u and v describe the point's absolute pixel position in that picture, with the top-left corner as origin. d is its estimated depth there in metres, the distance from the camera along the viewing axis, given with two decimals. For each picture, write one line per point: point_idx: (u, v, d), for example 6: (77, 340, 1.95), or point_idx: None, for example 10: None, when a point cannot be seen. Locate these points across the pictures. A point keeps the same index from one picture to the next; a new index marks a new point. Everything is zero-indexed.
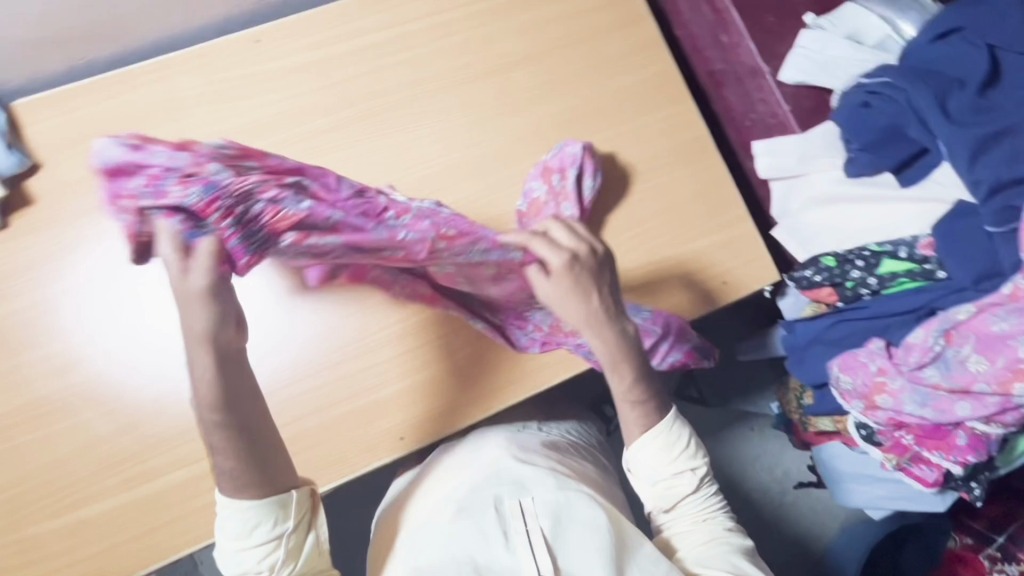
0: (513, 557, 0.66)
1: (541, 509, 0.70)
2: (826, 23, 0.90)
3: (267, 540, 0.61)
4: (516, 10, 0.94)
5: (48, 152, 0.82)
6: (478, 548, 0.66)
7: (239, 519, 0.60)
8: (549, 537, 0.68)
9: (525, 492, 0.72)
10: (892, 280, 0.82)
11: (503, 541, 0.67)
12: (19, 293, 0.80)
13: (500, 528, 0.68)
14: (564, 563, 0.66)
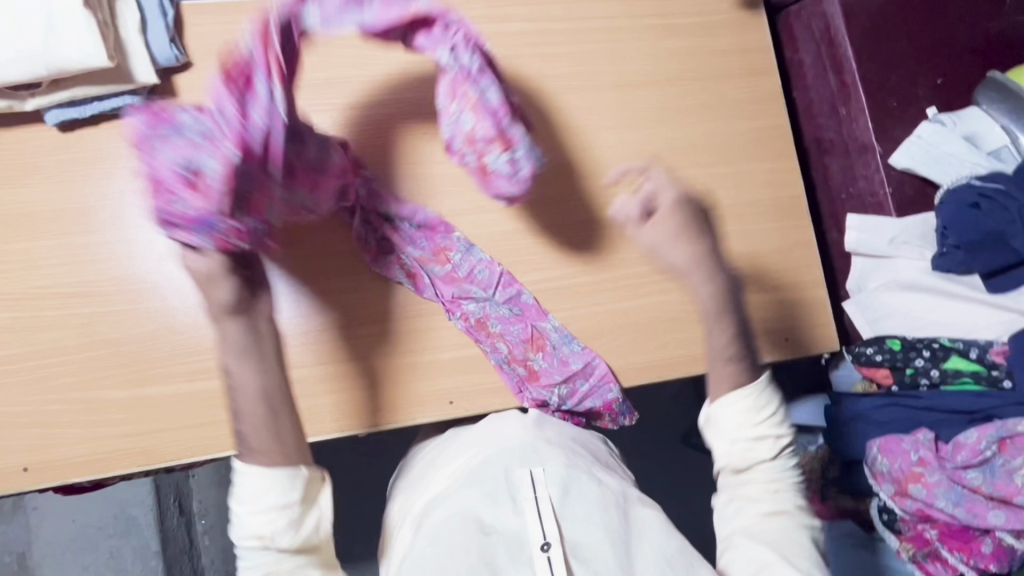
0: (521, 520, 0.69)
1: (550, 478, 0.72)
2: (948, 120, 0.93)
3: (277, 506, 0.64)
4: (655, 35, 0.98)
5: (201, 53, 0.88)
6: (484, 508, 0.70)
7: (258, 483, 0.64)
8: (557, 508, 0.70)
9: (538, 461, 0.74)
10: (954, 377, 0.85)
11: (511, 506, 0.70)
12: (141, 174, 0.85)
13: (509, 494, 0.71)
14: (569, 535, 0.68)
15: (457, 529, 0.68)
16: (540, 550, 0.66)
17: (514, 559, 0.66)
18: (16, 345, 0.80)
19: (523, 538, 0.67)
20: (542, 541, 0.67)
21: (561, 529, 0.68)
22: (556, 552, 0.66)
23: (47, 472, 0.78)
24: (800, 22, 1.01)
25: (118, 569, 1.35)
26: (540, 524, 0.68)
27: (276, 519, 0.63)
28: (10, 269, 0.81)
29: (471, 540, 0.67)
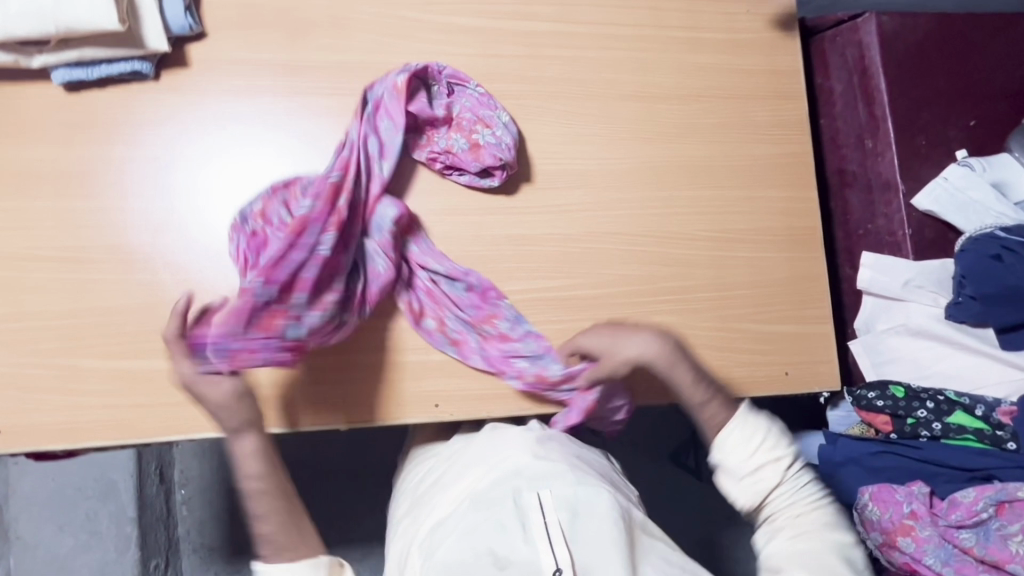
0: (534, 551, 0.66)
1: (559, 502, 0.69)
2: (978, 165, 0.90)
3: None
4: (683, 48, 0.95)
5: (218, 25, 0.86)
6: (499, 539, 0.67)
7: (296, 572, 0.69)
8: (567, 531, 0.67)
9: (545, 483, 0.71)
10: (956, 432, 0.83)
11: (521, 533, 0.66)
12: (143, 143, 0.83)
13: (518, 520, 0.67)
14: (581, 561, 0.66)
15: (471, 562, 0.65)
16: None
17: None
18: (1, 304, 0.79)
19: (537, 571, 0.64)
20: (554, 571, 0.64)
21: (572, 556, 0.66)
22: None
23: (20, 437, 0.77)
24: (834, 48, 0.98)
25: (93, 532, 1.34)
26: (552, 552, 0.65)
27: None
28: (2, 226, 0.80)
29: (485, 573, 0.64)
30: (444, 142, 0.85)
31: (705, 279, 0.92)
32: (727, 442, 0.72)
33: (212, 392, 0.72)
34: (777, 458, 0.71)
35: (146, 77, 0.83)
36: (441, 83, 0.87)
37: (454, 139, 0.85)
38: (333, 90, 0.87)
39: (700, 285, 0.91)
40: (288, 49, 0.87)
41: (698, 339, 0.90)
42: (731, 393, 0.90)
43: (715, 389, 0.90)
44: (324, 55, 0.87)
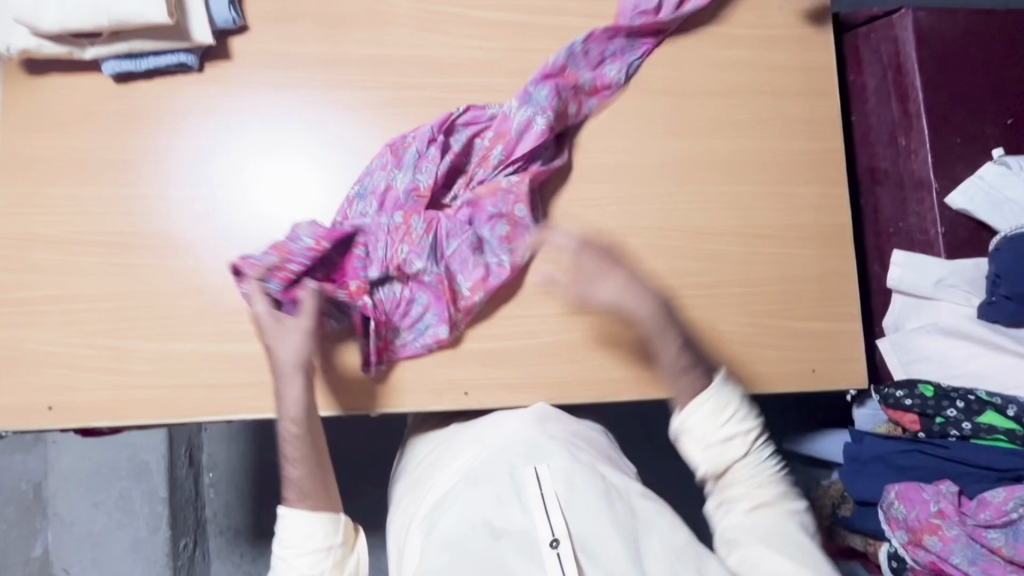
0: (528, 519, 0.68)
1: (555, 475, 0.71)
2: (1015, 164, 0.89)
3: (319, 548, 0.73)
4: (714, 44, 0.96)
5: (260, 20, 0.88)
6: (494, 511, 0.69)
7: (310, 524, 0.74)
8: (562, 501, 0.70)
9: (540, 457, 0.74)
10: (987, 431, 0.81)
11: (516, 504, 0.69)
12: (186, 133, 0.86)
13: (514, 491, 0.70)
14: (575, 529, 0.68)
15: (467, 532, 0.67)
16: (550, 547, 0.66)
17: (527, 561, 0.65)
18: (52, 287, 0.82)
19: (532, 538, 0.67)
20: (550, 539, 0.67)
21: (568, 526, 0.68)
22: (565, 550, 0.66)
23: (68, 414, 0.81)
24: (868, 44, 0.97)
25: (126, 511, 1.39)
26: (547, 522, 0.67)
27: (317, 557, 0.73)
28: (54, 212, 0.83)
29: (482, 543, 0.66)
30: (482, 163, 0.88)
31: (732, 274, 0.92)
32: (687, 438, 0.79)
33: (285, 346, 0.75)
34: (749, 433, 0.78)
35: (190, 69, 0.86)
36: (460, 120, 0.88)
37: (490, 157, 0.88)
38: (370, 83, 0.89)
39: (728, 281, 0.92)
40: (327, 43, 0.89)
41: (724, 333, 0.91)
42: (757, 389, 0.91)
43: (741, 384, 0.91)
44: (360, 48, 0.89)
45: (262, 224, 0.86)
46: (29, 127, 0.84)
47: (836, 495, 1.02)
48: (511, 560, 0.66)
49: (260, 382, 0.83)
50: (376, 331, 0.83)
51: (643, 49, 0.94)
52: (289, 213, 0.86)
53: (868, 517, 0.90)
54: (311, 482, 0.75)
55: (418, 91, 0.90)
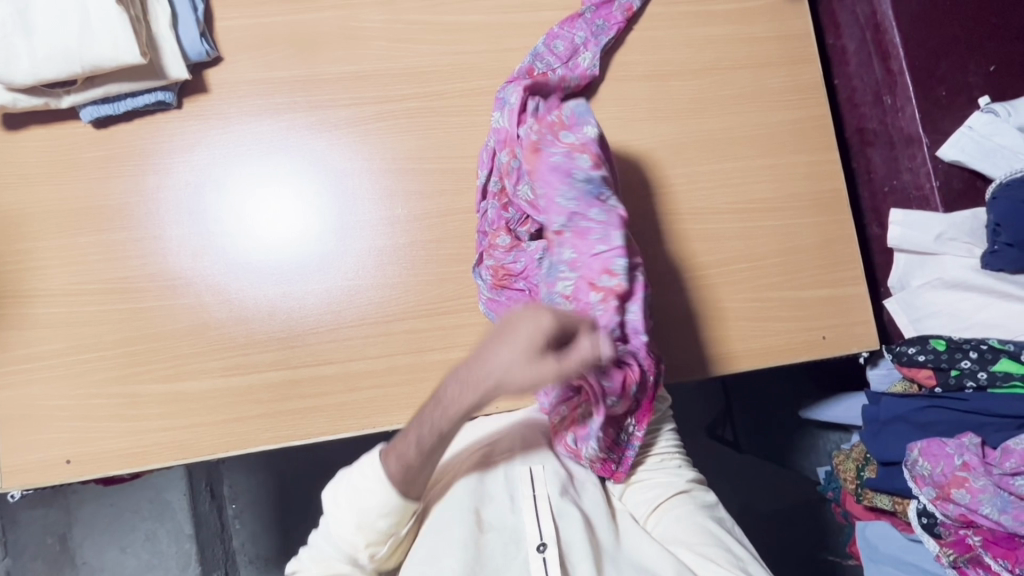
0: (518, 520, 0.72)
1: (549, 478, 0.75)
2: (1002, 110, 0.88)
3: (384, 532, 0.69)
4: (691, 23, 0.95)
5: (233, 49, 0.87)
6: (485, 507, 0.73)
7: (382, 498, 0.67)
8: (553, 503, 0.73)
9: (536, 459, 0.77)
10: (1003, 380, 0.82)
11: (508, 505, 0.73)
12: (174, 170, 0.85)
13: (507, 493, 0.74)
14: (564, 530, 0.71)
15: (453, 523, 0.70)
16: (536, 550, 0.69)
17: (511, 558, 0.69)
18: (56, 340, 0.82)
19: (519, 537, 0.71)
20: (538, 542, 0.70)
21: (558, 531, 0.71)
22: (551, 553, 0.69)
23: (89, 465, 0.80)
24: (843, 7, 0.97)
25: (154, 551, 1.38)
26: (537, 523, 0.71)
27: (374, 539, 0.69)
28: (49, 265, 0.82)
29: (468, 532, 0.69)
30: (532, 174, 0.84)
31: (734, 251, 0.92)
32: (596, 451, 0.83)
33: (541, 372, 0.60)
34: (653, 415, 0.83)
35: (169, 106, 0.85)
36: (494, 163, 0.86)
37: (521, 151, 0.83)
38: (351, 100, 0.89)
39: (730, 258, 0.92)
40: (303, 65, 0.88)
41: (733, 310, 0.91)
42: (770, 361, 0.91)
43: (753, 360, 0.91)
44: (339, 66, 0.89)
45: (262, 254, 0.85)
46: (13, 183, 0.83)
47: (858, 456, 1.00)
48: (494, 552, 0.69)
49: (276, 412, 0.83)
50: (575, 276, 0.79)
51: (613, 30, 0.92)
52: (288, 241, 0.86)
53: (890, 477, 0.90)
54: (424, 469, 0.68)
55: (401, 103, 0.89)
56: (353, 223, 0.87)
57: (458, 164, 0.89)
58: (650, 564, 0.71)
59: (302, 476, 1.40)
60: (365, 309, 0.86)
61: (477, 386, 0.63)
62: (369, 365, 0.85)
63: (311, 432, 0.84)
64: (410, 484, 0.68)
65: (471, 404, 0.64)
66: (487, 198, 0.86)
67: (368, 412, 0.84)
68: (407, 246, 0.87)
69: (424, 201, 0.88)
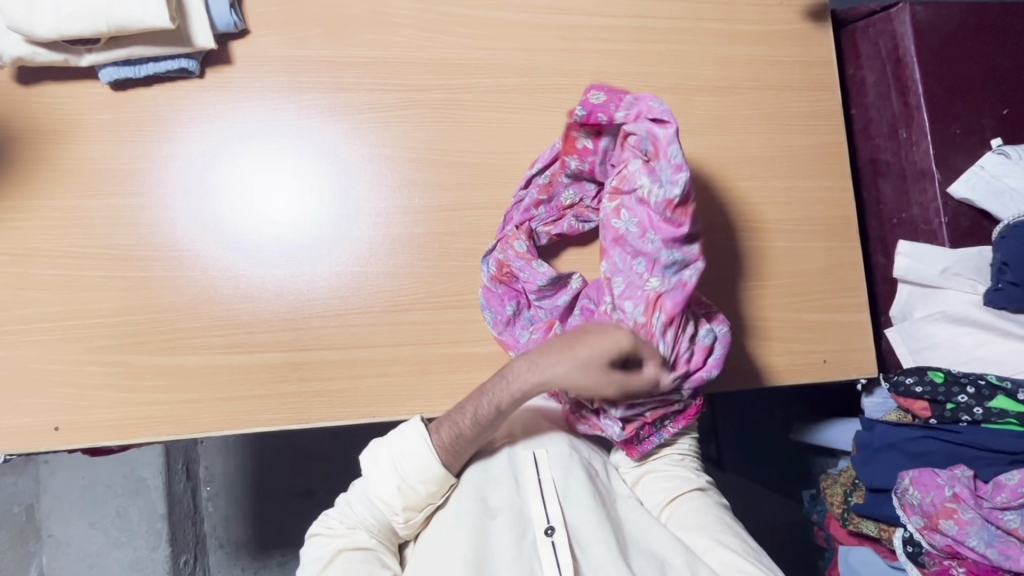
0: (524, 502, 0.72)
1: (553, 461, 0.74)
2: (1013, 153, 0.90)
3: (421, 496, 0.71)
4: (718, 40, 0.96)
5: (261, 23, 0.86)
6: (491, 489, 0.73)
7: (422, 463, 0.70)
8: (558, 487, 0.73)
9: (539, 442, 0.76)
10: (998, 416, 0.83)
11: (514, 486, 0.73)
12: (191, 140, 0.84)
13: (513, 474, 0.74)
14: (569, 516, 0.71)
15: (461, 507, 0.71)
16: (544, 534, 0.69)
17: (517, 538, 0.69)
18: (53, 303, 0.79)
19: (526, 521, 0.70)
20: (545, 526, 0.70)
21: (564, 514, 0.71)
22: (559, 537, 0.69)
23: (76, 434, 0.78)
24: (866, 39, 0.99)
25: (124, 530, 1.35)
26: (543, 508, 0.71)
27: (412, 502, 0.70)
28: (55, 225, 0.80)
29: (475, 517, 0.70)
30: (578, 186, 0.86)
31: (744, 269, 0.93)
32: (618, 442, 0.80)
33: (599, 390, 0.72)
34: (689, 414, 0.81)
35: (191, 74, 0.83)
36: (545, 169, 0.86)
37: (587, 175, 0.85)
38: (377, 86, 0.88)
39: (739, 276, 0.93)
40: (331, 46, 0.87)
41: (739, 328, 0.92)
42: (770, 380, 0.92)
43: (755, 378, 0.92)
44: (366, 51, 0.88)
45: (273, 232, 0.84)
46: (23, 138, 0.81)
47: (847, 481, 1.01)
48: (500, 536, 0.69)
49: (275, 394, 0.82)
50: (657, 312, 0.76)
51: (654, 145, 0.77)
52: (301, 219, 0.84)
53: (880, 502, 0.91)
54: (466, 447, 0.71)
55: (426, 94, 0.89)
56: (367, 211, 0.86)
57: (477, 159, 0.89)
58: (659, 548, 0.71)
59: (282, 462, 1.38)
60: (373, 297, 0.85)
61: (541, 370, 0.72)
62: (373, 353, 0.84)
63: (308, 418, 0.82)
64: (454, 458, 0.71)
65: (534, 385, 0.71)
66: (529, 188, 0.86)
67: (369, 401, 0.83)
68: (421, 236, 0.87)
69: (441, 193, 0.88)
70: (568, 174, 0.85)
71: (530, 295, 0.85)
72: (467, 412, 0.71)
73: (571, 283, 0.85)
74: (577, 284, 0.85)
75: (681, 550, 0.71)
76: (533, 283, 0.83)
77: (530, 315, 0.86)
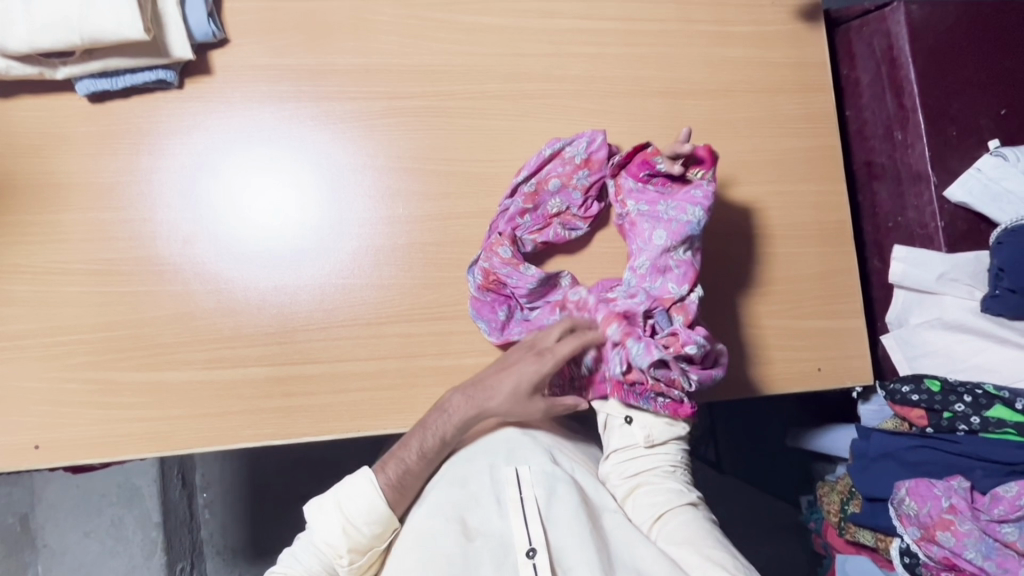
0: (505, 523, 0.71)
1: (536, 479, 0.73)
2: (1011, 155, 0.88)
3: (365, 539, 0.71)
4: (708, 42, 0.94)
5: (241, 32, 0.85)
6: (473, 510, 0.72)
7: (366, 504, 0.71)
8: (541, 507, 0.72)
9: (522, 459, 0.75)
10: (996, 426, 0.81)
11: (496, 509, 0.72)
12: (171, 152, 0.82)
13: (494, 494, 0.73)
14: (552, 538, 0.70)
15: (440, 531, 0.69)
16: (526, 557, 0.68)
17: (498, 562, 0.68)
18: (33, 319, 0.78)
19: (508, 544, 0.69)
20: (526, 548, 0.68)
21: (547, 536, 0.70)
22: (541, 559, 0.67)
23: (57, 451, 0.77)
24: (860, 38, 0.97)
25: (119, 539, 1.34)
26: (525, 529, 0.69)
27: (356, 545, 0.70)
28: (32, 240, 0.79)
29: (456, 542, 0.69)
30: (568, 190, 0.85)
31: (735, 276, 0.91)
32: (616, 424, 0.79)
33: (522, 417, 0.77)
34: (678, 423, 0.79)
35: (170, 85, 0.82)
36: (530, 173, 0.85)
37: (573, 181, 0.85)
38: (360, 94, 0.86)
39: (731, 284, 0.91)
40: (312, 54, 0.86)
41: (732, 337, 0.90)
42: (764, 390, 0.90)
43: (748, 387, 0.90)
44: (349, 58, 0.86)
45: (252, 245, 0.82)
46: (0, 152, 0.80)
47: (843, 489, 0.99)
48: (482, 558, 0.68)
49: (259, 409, 0.80)
50: (665, 311, 0.80)
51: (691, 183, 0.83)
52: (282, 233, 0.83)
53: (875, 514, 0.89)
54: (408, 482, 0.74)
55: (410, 102, 0.87)
56: (349, 221, 0.85)
57: (463, 167, 0.87)
58: (645, 566, 0.70)
59: (276, 470, 1.37)
60: (356, 310, 0.83)
61: (474, 396, 0.75)
62: (358, 367, 0.82)
63: (293, 433, 0.81)
64: (398, 493, 0.73)
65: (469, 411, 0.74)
66: (514, 196, 0.85)
67: (353, 415, 0.82)
68: (406, 246, 0.85)
69: (426, 202, 0.86)
70: (555, 181, 0.85)
71: (521, 299, 0.84)
72: (409, 450, 0.73)
73: (560, 282, 0.85)
74: (569, 284, 0.85)
75: (667, 566, 0.70)
76: (523, 287, 0.82)
77: (521, 317, 0.85)
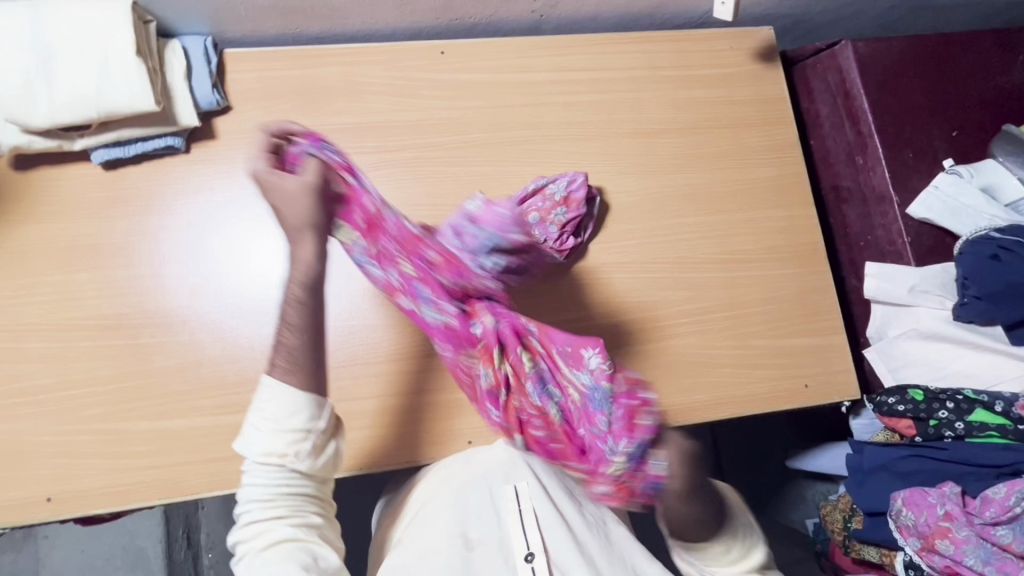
0: (504, 532, 0.73)
1: (534, 490, 0.75)
2: (965, 172, 0.94)
3: (300, 432, 0.64)
4: (674, 86, 1.02)
5: (243, 100, 0.92)
6: (470, 524, 0.73)
7: (283, 404, 0.64)
8: (540, 517, 0.74)
9: (519, 474, 0.76)
10: (980, 430, 0.84)
11: (495, 519, 0.74)
12: (178, 211, 0.88)
13: (493, 509, 0.74)
14: (550, 545, 0.72)
15: (439, 542, 0.71)
16: (524, 561, 0.71)
17: (499, 568, 0.70)
18: (47, 375, 0.82)
19: (507, 548, 0.72)
20: (525, 553, 0.71)
21: (544, 540, 0.72)
22: (539, 564, 0.70)
23: (68, 503, 0.79)
24: (815, 74, 1.05)
25: None
26: (524, 536, 0.72)
27: (293, 439, 0.64)
28: (48, 300, 0.84)
29: (456, 553, 0.70)
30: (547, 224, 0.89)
31: (718, 299, 0.95)
32: None
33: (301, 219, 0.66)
34: None
35: (177, 150, 0.89)
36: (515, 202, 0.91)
37: (551, 217, 0.89)
38: (354, 149, 0.93)
39: (715, 307, 0.95)
40: (308, 116, 0.93)
41: (718, 357, 0.93)
42: (754, 409, 0.92)
43: (739, 407, 0.92)
44: (343, 118, 0.93)
45: (256, 292, 0.86)
46: (19, 220, 0.86)
47: (846, 507, 1.00)
48: (482, 567, 0.70)
49: None
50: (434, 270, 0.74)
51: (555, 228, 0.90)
52: (278, 277, 0.88)
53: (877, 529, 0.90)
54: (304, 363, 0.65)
55: (400, 154, 0.94)
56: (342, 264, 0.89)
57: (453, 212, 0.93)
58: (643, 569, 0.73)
59: None
60: None
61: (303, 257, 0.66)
62: None
63: None
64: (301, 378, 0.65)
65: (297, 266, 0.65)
66: None
67: None
68: None
69: None
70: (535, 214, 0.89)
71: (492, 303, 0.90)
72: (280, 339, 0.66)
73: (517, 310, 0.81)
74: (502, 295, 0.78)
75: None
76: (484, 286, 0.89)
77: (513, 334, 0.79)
